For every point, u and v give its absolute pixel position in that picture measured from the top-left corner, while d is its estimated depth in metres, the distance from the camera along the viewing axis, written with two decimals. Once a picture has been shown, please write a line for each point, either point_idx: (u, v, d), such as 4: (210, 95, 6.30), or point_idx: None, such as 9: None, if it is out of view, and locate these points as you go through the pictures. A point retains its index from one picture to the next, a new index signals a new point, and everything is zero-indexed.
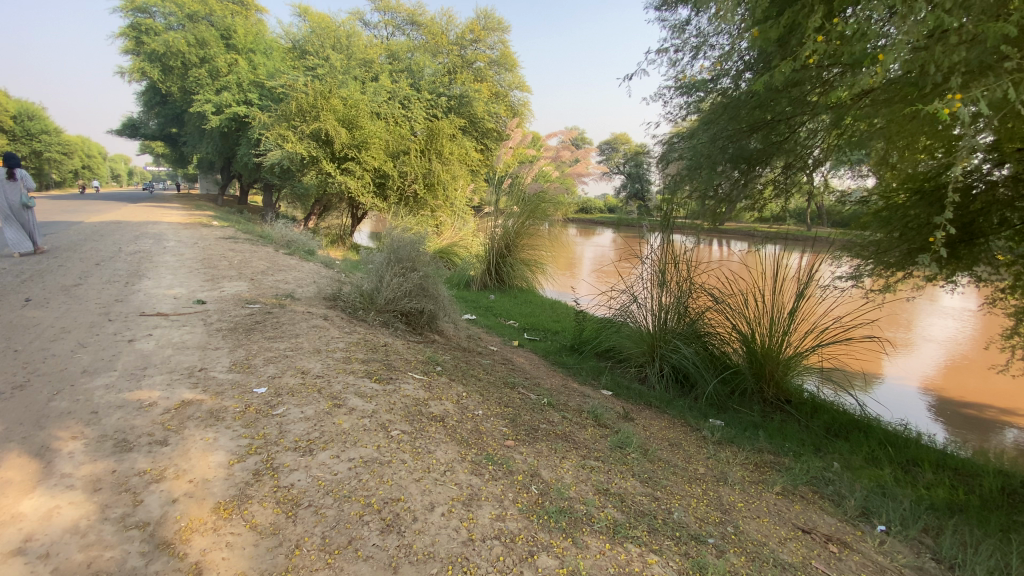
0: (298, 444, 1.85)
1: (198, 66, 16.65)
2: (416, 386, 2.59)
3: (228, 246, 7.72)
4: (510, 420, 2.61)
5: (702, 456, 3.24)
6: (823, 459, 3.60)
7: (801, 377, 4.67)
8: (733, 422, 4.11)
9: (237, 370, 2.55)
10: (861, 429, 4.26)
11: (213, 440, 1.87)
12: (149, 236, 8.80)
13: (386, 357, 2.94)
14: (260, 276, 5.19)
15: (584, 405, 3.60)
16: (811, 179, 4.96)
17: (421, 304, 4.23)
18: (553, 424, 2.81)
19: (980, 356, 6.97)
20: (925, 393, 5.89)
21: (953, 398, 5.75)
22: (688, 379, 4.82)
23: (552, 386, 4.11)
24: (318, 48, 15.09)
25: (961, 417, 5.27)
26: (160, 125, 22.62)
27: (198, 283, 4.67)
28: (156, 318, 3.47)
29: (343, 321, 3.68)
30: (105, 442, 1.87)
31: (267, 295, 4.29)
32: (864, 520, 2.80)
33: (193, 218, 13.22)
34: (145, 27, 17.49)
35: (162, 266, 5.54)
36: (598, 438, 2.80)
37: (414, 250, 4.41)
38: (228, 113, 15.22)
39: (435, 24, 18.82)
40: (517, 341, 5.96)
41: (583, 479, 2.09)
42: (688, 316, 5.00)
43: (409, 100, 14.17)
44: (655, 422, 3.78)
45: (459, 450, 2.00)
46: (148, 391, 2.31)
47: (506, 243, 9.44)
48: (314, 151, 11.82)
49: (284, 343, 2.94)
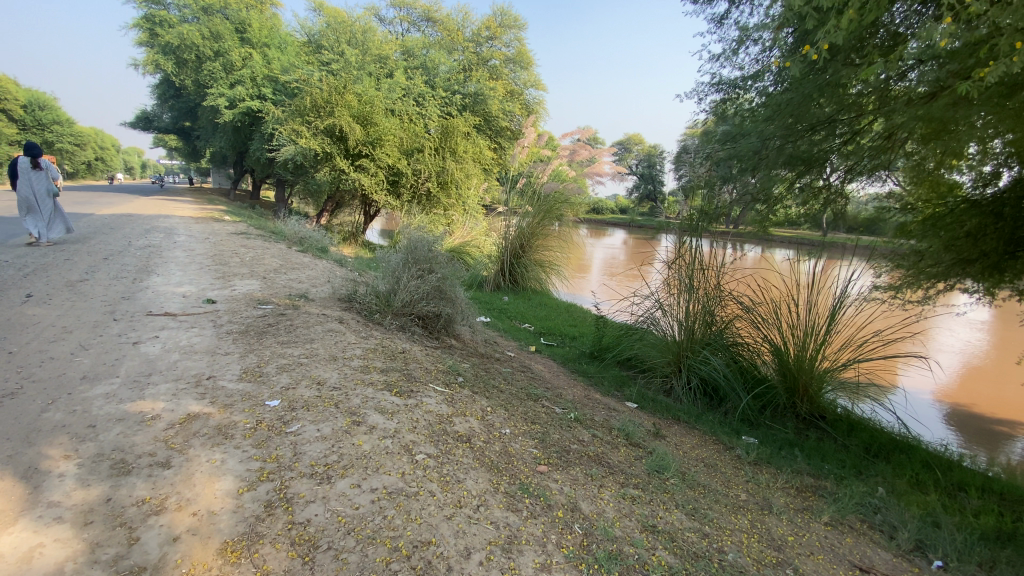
0: (315, 469, 1.66)
1: (212, 59, 16.49)
2: (439, 401, 2.39)
3: (240, 242, 7.58)
4: (540, 439, 2.41)
5: (740, 479, 3.03)
6: (867, 483, 3.33)
7: (838, 392, 4.43)
8: (767, 440, 3.88)
9: (247, 379, 2.37)
10: (903, 450, 4.00)
11: (220, 463, 1.68)
12: (159, 230, 8.69)
13: (405, 367, 2.75)
14: (272, 274, 5.03)
15: (611, 421, 3.39)
16: (827, 182, 4.65)
17: (439, 307, 4.04)
18: (585, 444, 2.60)
19: (999, 369, 6.73)
20: (967, 409, 5.57)
21: (996, 415, 5.42)
22: (717, 392, 4.60)
23: (575, 397, 3.90)
24: (333, 43, 14.96)
25: (992, 434, 4.99)
26: (174, 119, 22.66)
27: (208, 281, 4.52)
28: (163, 319, 3.31)
29: (359, 324, 3.49)
30: (101, 464, 1.70)
31: (279, 295, 4.12)
32: (919, 555, 2.51)
33: (204, 213, 13.15)
34: (161, 19, 17.71)
35: (171, 262, 5.40)
36: (632, 461, 2.59)
37: (432, 250, 4.23)
38: (241, 107, 15.17)
39: (451, 21, 18.65)
40: (534, 347, 5.76)
41: (626, 513, 1.89)
42: (717, 325, 4.77)
43: (424, 97, 14.02)
44: (686, 440, 3.56)
45: (491, 479, 1.80)
46: (151, 402, 2.14)
47: (521, 243, 9.23)
48: (327, 147, 11.70)
49: (298, 349, 2.76)
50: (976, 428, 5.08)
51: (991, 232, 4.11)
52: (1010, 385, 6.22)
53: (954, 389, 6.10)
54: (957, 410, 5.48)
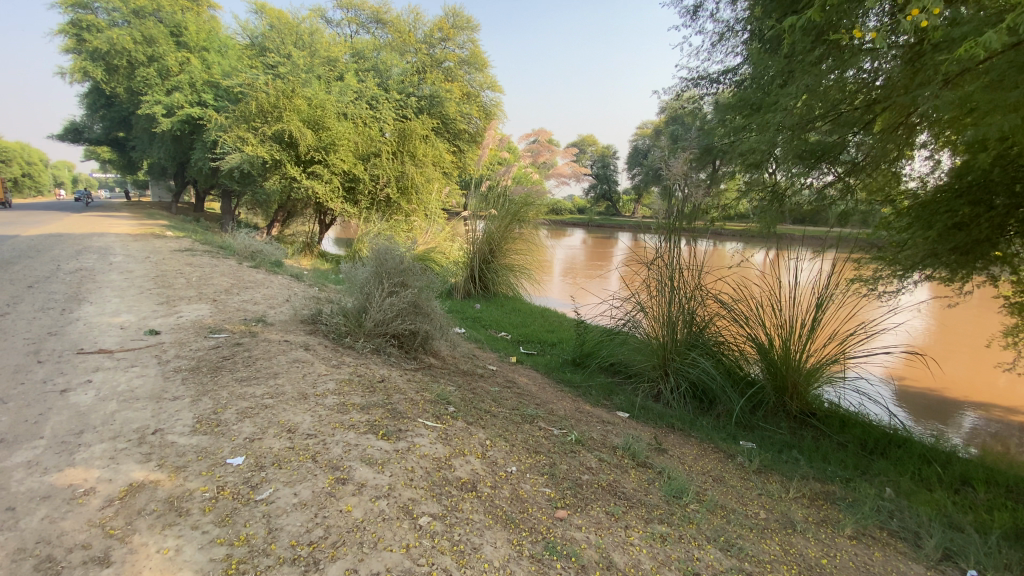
0: (298, 552, 1.34)
1: (146, 65, 15.40)
2: (433, 440, 2.09)
3: (185, 260, 6.97)
4: (549, 474, 2.15)
5: (752, 492, 2.86)
6: (873, 485, 3.26)
7: (824, 388, 4.37)
8: (766, 444, 3.76)
9: (202, 431, 2.00)
10: (896, 444, 3.97)
11: (174, 554, 1.33)
12: (93, 250, 7.91)
13: (389, 400, 2.42)
14: (224, 295, 4.56)
15: (612, 438, 3.17)
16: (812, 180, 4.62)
17: (415, 324, 3.72)
18: (595, 473, 2.36)
19: (942, 349, 7.07)
20: (930, 393, 5.68)
21: (958, 398, 5.54)
22: (708, 395, 4.44)
23: (568, 413, 3.65)
24: (279, 46, 14.25)
25: (955, 413, 5.12)
26: (105, 130, 21.10)
27: (150, 308, 4.01)
28: (98, 357, 2.85)
29: (328, 351, 3.13)
30: (15, 567, 1.31)
31: (234, 321, 3.69)
32: (949, 564, 2.41)
33: (144, 229, 12.19)
34: (87, 24, 16.44)
35: (106, 287, 4.82)
36: (647, 488, 2.38)
37: (404, 262, 3.91)
38: (180, 114, 14.23)
39: (401, 22, 18.12)
40: (515, 357, 5.49)
41: (662, 561, 1.67)
42: (703, 324, 4.63)
43: (377, 100, 13.50)
44: (688, 451, 3.39)
45: (510, 540, 1.54)
46: (82, 470, 1.74)
47: (490, 247, 8.94)
48: (276, 153, 11.10)
49: (261, 388, 2.38)
50: (940, 409, 5.21)
51: (983, 221, 3.87)
52: (963, 365, 6.47)
53: (917, 375, 6.26)
54: (918, 395, 5.62)
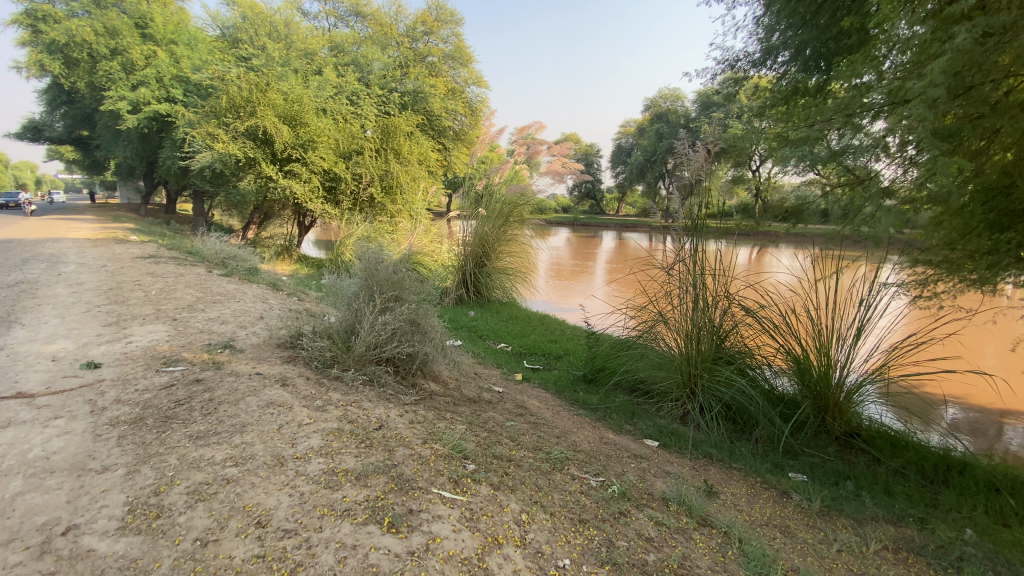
0: None
1: (109, 58, 14.43)
2: (457, 525, 1.55)
3: (146, 268, 6.29)
4: (611, 564, 1.63)
5: (830, 548, 2.37)
6: (955, 526, 2.79)
7: (866, 407, 3.93)
8: (819, 477, 3.31)
9: (136, 529, 1.43)
10: (959, 468, 3.52)
11: None
12: (43, 258, 7.12)
13: (393, 461, 1.88)
14: (187, 313, 3.93)
15: (653, 484, 2.66)
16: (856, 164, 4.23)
17: (413, 346, 3.18)
18: (659, 549, 1.85)
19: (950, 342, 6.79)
20: (967, 388, 5.32)
21: (994, 392, 5.18)
22: (744, 418, 3.94)
23: (593, 448, 3.14)
24: (252, 38, 13.47)
25: (995, 413, 4.72)
26: (68, 128, 19.94)
27: (95, 331, 3.37)
28: (11, 406, 2.23)
29: (311, 387, 2.56)
30: None
31: (196, 347, 3.08)
32: None
33: (106, 233, 11.34)
34: (44, 15, 15.37)
35: (46, 305, 4.14)
36: (724, 565, 1.88)
37: (396, 272, 3.36)
38: (147, 111, 13.36)
39: (381, 15, 17.40)
40: (521, 374, 4.94)
41: None
42: (730, 334, 4.20)
43: (358, 95, 12.83)
44: (739, 492, 2.89)
45: None
46: None
47: (484, 250, 8.37)
48: (249, 151, 10.41)
49: (223, 451, 1.81)
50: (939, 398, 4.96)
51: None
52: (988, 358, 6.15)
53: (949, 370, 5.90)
54: (956, 391, 5.24)
